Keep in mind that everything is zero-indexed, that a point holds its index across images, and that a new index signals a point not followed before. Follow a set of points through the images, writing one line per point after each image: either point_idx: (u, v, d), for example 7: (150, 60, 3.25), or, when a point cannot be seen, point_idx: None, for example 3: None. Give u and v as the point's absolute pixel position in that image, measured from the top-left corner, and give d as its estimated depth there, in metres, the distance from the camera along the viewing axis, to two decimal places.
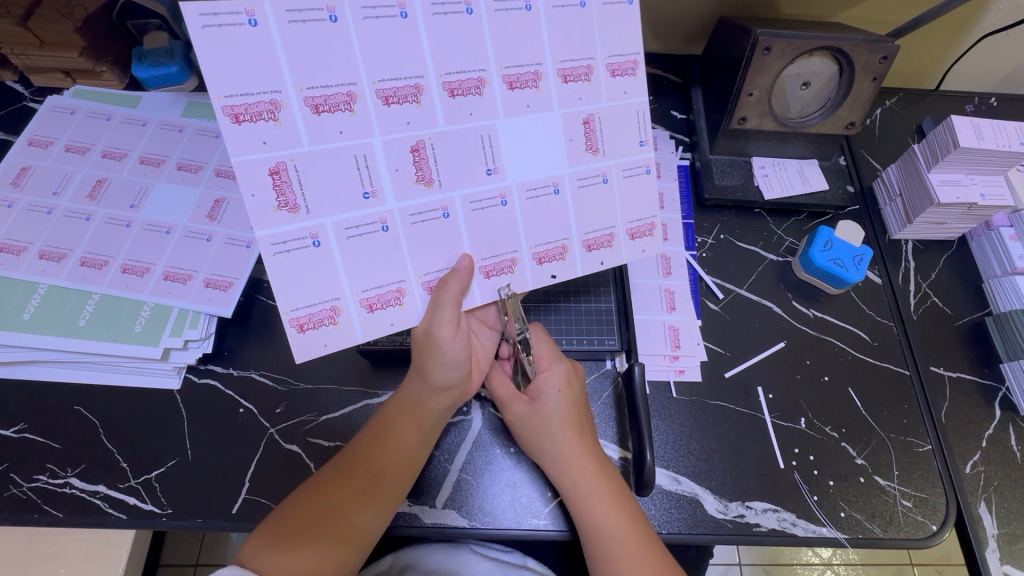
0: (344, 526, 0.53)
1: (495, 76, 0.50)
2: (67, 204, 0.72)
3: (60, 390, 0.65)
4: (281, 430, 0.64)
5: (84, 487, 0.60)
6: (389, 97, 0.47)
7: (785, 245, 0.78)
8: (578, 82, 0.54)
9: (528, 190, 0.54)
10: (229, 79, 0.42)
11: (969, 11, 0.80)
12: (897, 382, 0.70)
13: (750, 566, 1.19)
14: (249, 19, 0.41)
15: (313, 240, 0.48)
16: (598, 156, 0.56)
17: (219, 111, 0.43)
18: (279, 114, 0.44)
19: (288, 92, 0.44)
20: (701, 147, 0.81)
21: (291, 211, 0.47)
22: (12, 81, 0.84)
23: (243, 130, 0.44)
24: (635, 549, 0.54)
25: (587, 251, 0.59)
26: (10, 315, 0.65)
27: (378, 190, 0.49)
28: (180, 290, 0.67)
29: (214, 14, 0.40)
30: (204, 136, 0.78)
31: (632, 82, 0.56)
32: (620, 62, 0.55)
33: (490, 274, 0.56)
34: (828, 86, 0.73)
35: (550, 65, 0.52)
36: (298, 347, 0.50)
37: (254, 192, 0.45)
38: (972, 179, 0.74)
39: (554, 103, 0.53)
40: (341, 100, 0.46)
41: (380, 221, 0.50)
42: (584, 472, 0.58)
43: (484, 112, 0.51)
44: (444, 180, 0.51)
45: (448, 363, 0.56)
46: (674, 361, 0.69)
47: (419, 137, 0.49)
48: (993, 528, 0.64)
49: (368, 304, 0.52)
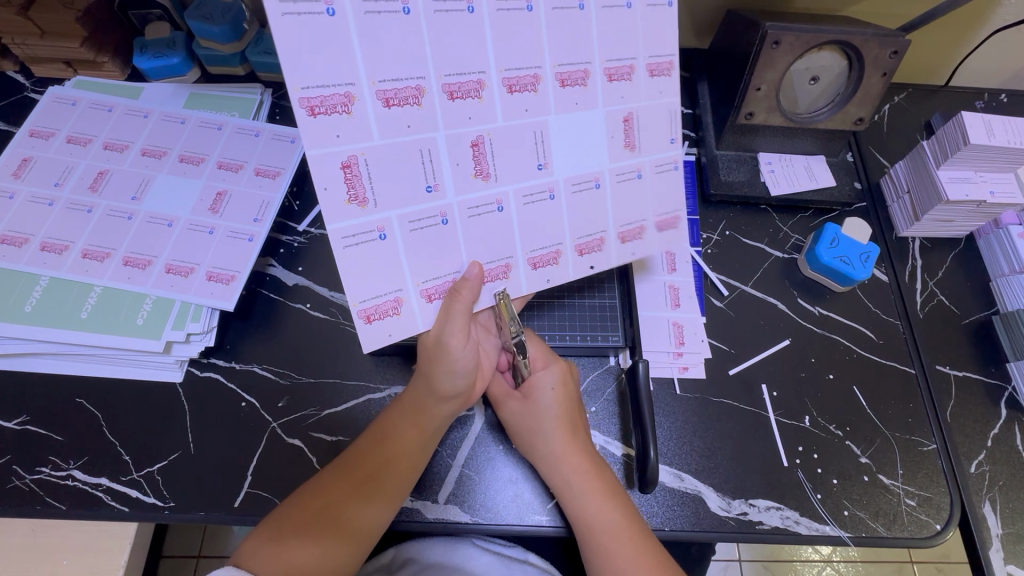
0: (341, 528, 0.52)
1: (549, 72, 0.51)
2: (68, 196, 0.71)
3: (62, 382, 0.65)
4: (282, 423, 0.64)
5: (86, 480, 0.60)
6: (454, 92, 0.48)
7: (791, 242, 0.78)
8: (622, 81, 0.54)
9: (572, 184, 0.56)
10: (308, 70, 0.42)
11: (982, 5, 0.79)
12: (904, 381, 0.70)
13: (750, 563, 1.19)
14: (327, 9, 0.42)
15: (380, 234, 0.50)
16: (636, 153, 0.57)
17: (297, 103, 0.43)
18: (352, 107, 0.45)
19: (362, 85, 0.45)
20: (708, 142, 0.80)
21: (360, 205, 0.48)
22: (13, 72, 0.83)
23: (318, 123, 0.44)
24: (629, 542, 0.54)
25: (621, 243, 0.60)
26: (13, 307, 0.64)
27: (440, 184, 0.50)
28: (182, 283, 0.67)
29: (294, 4, 0.41)
30: (206, 127, 0.77)
31: (667, 82, 0.57)
32: (658, 62, 0.55)
33: (537, 265, 0.58)
34: (837, 82, 0.72)
35: (597, 64, 0.53)
36: (368, 339, 0.52)
37: (326, 185, 0.46)
38: (982, 176, 0.73)
39: (599, 101, 0.54)
40: (409, 94, 0.47)
41: (441, 214, 0.51)
42: (574, 467, 0.57)
43: (538, 109, 0.52)
44: (501, 175, 0.53)
45: (456, 371, 0.56)
46: (678, 357, 0.69)
47: (480, 132, 0.50)
48: (997, 528, 0.64)
49: (428, 294, 0.54)
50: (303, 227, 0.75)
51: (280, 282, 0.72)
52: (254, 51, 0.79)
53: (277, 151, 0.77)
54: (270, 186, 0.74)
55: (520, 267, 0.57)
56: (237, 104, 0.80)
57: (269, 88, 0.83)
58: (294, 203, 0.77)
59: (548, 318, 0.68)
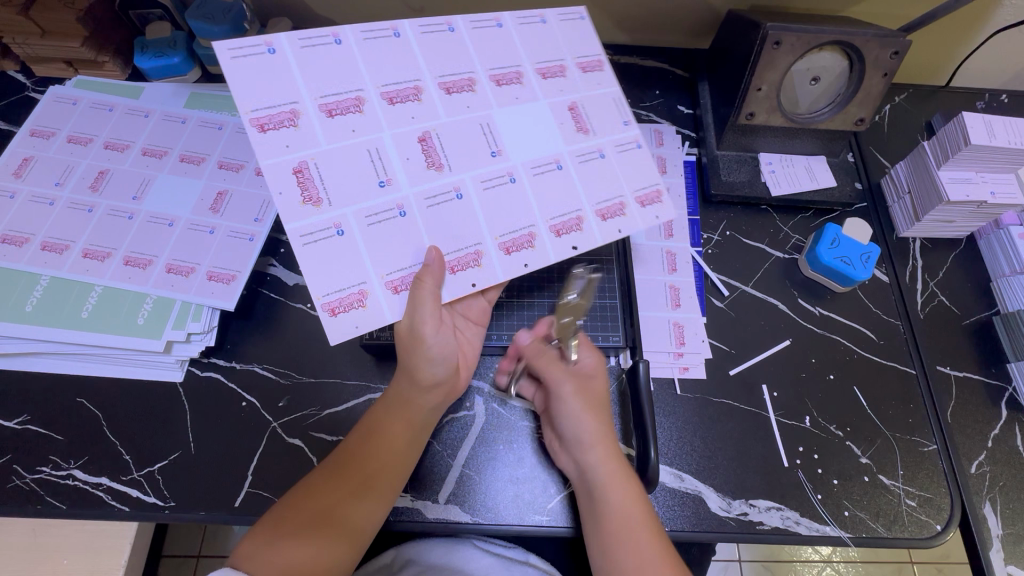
0: (338, 529, 0.52)
1: (481, 76, 0.58)
2: (69, 196, 0.71)
3: (62, 382, 0.65)
4: (283, 423, 0.64)
5: (86, 479, 0.60)
6: (393, 98, 0.55)
7: (792, 242, 0.78)
8: (556, 78, 0.61)
9: (532, 167, 0.57)
10: (257, 95, 0.51)
11: (983, 6, 0.79)
12: (903, 381, 0.70)
13: (750, 563, 1.19)
14: (269, 49, 0.52)
15: (337, 230, 0.51)
16: (590, 135, 0.60)
17: (249, 123, 0.50)
18: (298, 120, 0.51)
19: (305, 102, 0.52)
20: (708, 142, 0.80)
21: (315, 204, 0.51)
22: (14, 71, 0.83)
23: (268, 137, 0.50)
24: (647, 536, 0.54)
25: (601, 221, 0.58)
26: (13, 307, 0.65)
27: (392, 177, 0.53)
28: (183, 283, 0.67)
29: (240, 48, 0.51)
30: (207, 127, 0.77)
31: (602, 75, 0.63)
32: (585, 60, 0.63)
33: (510, 250, 0.55)
34: (838, 82, 0.72)
35: (527, 66, 0.60)
36: (332, 331, 0.49)
37: (281, 190, 0.50)
38: (983, 177, 0.73)
39: (538, 95, 0.60)
40: (350, 103, 0.53)
41: (398, 207, 0.53)
42: (603, 458, 0.58)
43: (478, 106, 0.57)
44: (453, 164, 0.55)
45: (434, 358, 0.55)
46: (679, 358, 0.69)
47: (425, 129, 0.55)
48: (997, 528, 0.64)
49: (394, 285, 0.52)
50: None
51: (280, 281, 0.72)
52: None
53: None
54: None
55: (492, 254, 0.55)
56: (238, 104, 0.80)
57: None
58: None
59: (519, 316, 0.68)
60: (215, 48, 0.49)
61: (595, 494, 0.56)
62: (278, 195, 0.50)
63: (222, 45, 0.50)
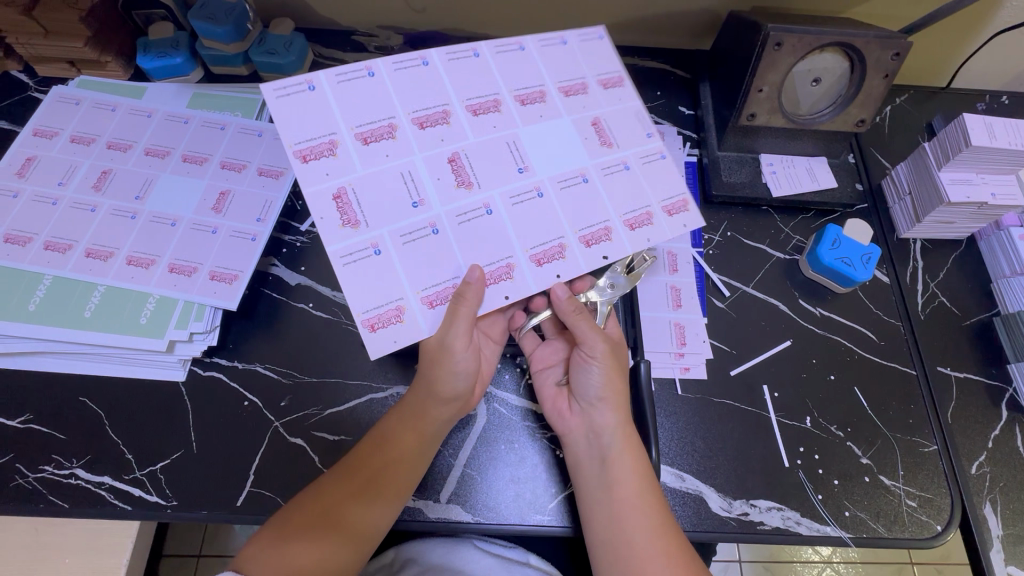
0: (345, 531, 0.53)
1: (507, 97, 0.60)
2: (72, 195, 0.72)
3: (64, 381, 0.65)
4: (285, 423, 0.64)
5: (89, 478, 0.60)
6: (423, 123, 0.57)
7: (793, 243, 0.78)
8: (579, 95, 0.61)
9: (559, 182, 0.58)
10: (300, 130, 0.53)
11: (984, 8, 0.79)
12: (904, 382, 0.70)
13: (750, 564, 1.20)
14: (310, 88, 0.55)
15: (375, 250, 0.54)
16: (613, 149, 0.60)
17: (292, 156, 0.53)
18: (337, 150, 0.54)
19: (342, 132, 0.54)
20: (709, 143, 0.80)
21: (353, 226, 0.53)
22: (17, 71, 0.83)
23: (310, 167, 0.53)
24: (650, 512, 0.55)
25: (630, 231, 0.58)
26: (16, 306, 0.65)
27: (424, 199, 0.55)
28: (186, 282, 0.67)
29: (285, 89, 0.54)
30: (210, 127, 0.78)
31: (622, 91, 0.63)
32: (608, 77, 0.63)
33: (541, 262, 0.56)
34: (838, 83, 0.73)
35: (551, 85, 0.61)
36: (372, 346, 0.53)
37: (323, 215, 0.53)
38: (983, 178, 0.73)
39: (563, 111, 0.60)
40: (384, 131, 0.55)
41: (431, 225, 0.55)
42: (620, 435, 0.59)
43: (504, 124, 0.58)
44: (482, 181, 0.57)
45: (459, 373, 0.57)
46: (680, 358, 0.69)
47: (454, 150, 0.57)
48: (997, 529, 0.64)
49: (429, 300, 0.54)
50: (305, 227, 0.75)
51: (282, 281, 0.72)
52: (258, 51, 0.80)
53: (279, 151, 0.77)
54: (273, 186, 0.74)
55: (523, 266, 0.56)
56: (241, 104, 0.80)
57: None
58: (296, 203, 0.77)
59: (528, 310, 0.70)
60: (262, 91, 0.52)
61: (607, 466, 0.57)
62: (320, 220, 0.53)
63: (268, 88, 0.53)
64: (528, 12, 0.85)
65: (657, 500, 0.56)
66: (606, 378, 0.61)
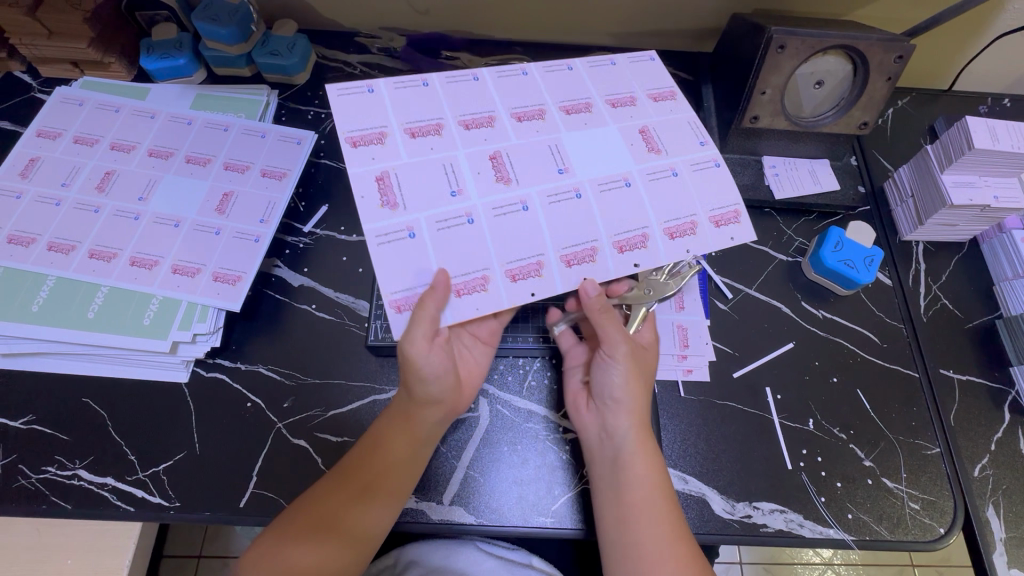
0: (344, 534, 0.53)
1: (552, 107, 0.60)
2: (75, 196, 0.72)
3: (67, 381, 0.65)
4: (288, 424, 0.64)
5: (92, 479, 0.60)
6: (469, 125, 0.58)
7: (795, 245, 0.78)
8: (626, 107, 0.62)
9: (598, 185, 0.57)
10: (355, 121, 0.55)
11: (986, 11, 0.79)
12: (907, 384, 0.70)
13: (751, 565, 1.20)
14: (369, 89, 0.57)
15: (410, 233, 0.53)
16: (661, 155, 0.60)
17: (343, 142, 0.55)
18: (386, 140, 0.55)
19: (393, 126, 0.56)
20: (712, 145, 0.80)
21: (391, 209, 0.53)
22: (20, 72, 0.83)
23: (358, 152, 0.54)
24: (658, 518, 0.55)
25: (668, 239, 0.56)
26: (19, 307, 0.65)
27: (463, 189, 0.55)
28: (189, 284, 0.67)
29: (347, 88, 0.56)
30: (213, 128, 0.78)
31: (673, 105, 0.64)
32: (659, 91, 0.64)
33: (571, 263, 0.55)
34: (841, 85, 0.73)
35: (598, 98, 0.62)
36: (396, 327, 0.51)
37: (363, 195, 0.53)
38: (986, 180, 0.73)
39: (608, 121, 0.61)
40: (431, 129, 0.57)
41: (466, 215, 0.54)
42: (631, 438, 0.58)
43: (548, 130, 0.59)
44: (521, 179, 0.56)
45: (428, 378, 0.55)
46: (683, 360, 0.69)
47: (496, 148, 0.57)
48: (1001, 532, 0.64)
49: (456, 290, 0.53)
50: (308, 228, 0.75)
51: (286, 282, 0.72)
52: (261, 52, 0.80)
53: (284, 152, 0.77)
54: (277, 187, 0.74)
55: (553, 265, 0.54)
56: (244, 105, 0.80)
57: (275, 88, 0.84)
58: (299, 204, 0.77)
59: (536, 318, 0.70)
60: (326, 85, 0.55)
61: (618, 469, 0.57)
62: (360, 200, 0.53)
63: (331, 84, 0.56)
64: (529, 13, 0.85)
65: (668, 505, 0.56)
66: (627, 379, 0.59)
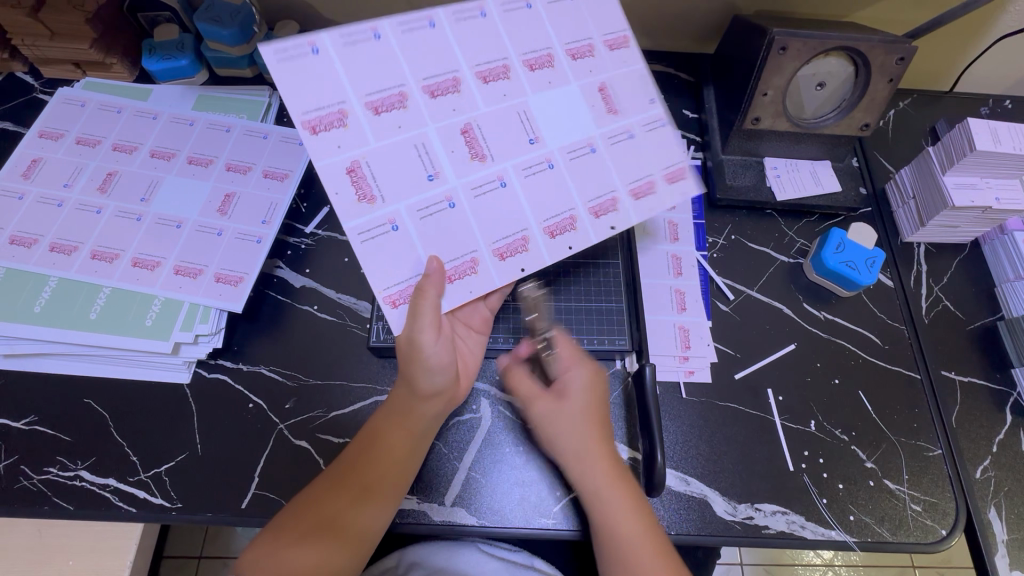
0: (343, 534, 0.53)
1: (516, 62, 0.58)
2: (77, 197, 0.72)
3: (69, 382, 0.65)
4: (290, 425, 0.64)
5: (94, 480, 0.60)
6: (434, 91, 0.55)
7: (797, 247, 0.78)
8: (586, 58, 0.61)
9: (568, 152, 0.59)
10: (306, 99, 0.51)
11: (988, 12, 0.79)
12: (908, 385, 0.70)
13: (752, 566, 1.19)
14: (312, 49, 0.51)
15: (392, 226, 0.53)
16: (620, 116, 0.61)
17: (300, 126, 0.51)
18: (347, 120, 0.52)
19: (352, 101, 0.52)
20: (714, 147, 0.80)
21: (369, 202, 0.53)
22: (22, 72, 0.84)
23: (320, 139, 0.52)
24: (652, 548, 0.54)
25: (635, 200, 0.59)
26: (21, 308, 0.65)
27: (440, 171, 0.55)
28: (191, 285, 0.67)
29: (285, 50, 0.51)
30: (215, 129, 0.78)
31: (627, 52, 0.62)
32: (614, 37, 0.62)
33: (555, 234, 0.57)
34: (843, 87, 0.73)
35: (558, 48, 0.60)
36: (392, 322, 0.53)
37: (337, 191, 0.52)
38: (988, 182, 0.73)
39: (570, 78, 0.60)
40: (394, 99, 0.54)
41: (447, 198, 0.55)
42: (602, 472, 0.57)
43: (515, 92, 0.58)
44: (495, 153, 0.56)
45: (433, 369, 0.54)
46: (684, 361, 0.69)
47: (466, 120, 0.56)
48: (1003, 534, 0.64)
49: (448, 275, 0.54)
50: (310, 229, 0.75)
51: (287, 283, 0.72)
52: None
53: (286, 153, 0.77)
54: (278, 188, 0.74)
55: (538, 238, 0.57)
56: (247, 106, 0.81)
57: (277, 89, 0.84)
58: (301, 205, 0.77)
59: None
60: (262, 55, 0.49)
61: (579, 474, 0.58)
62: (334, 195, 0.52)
63: (267, 50, 0.50)
64: None
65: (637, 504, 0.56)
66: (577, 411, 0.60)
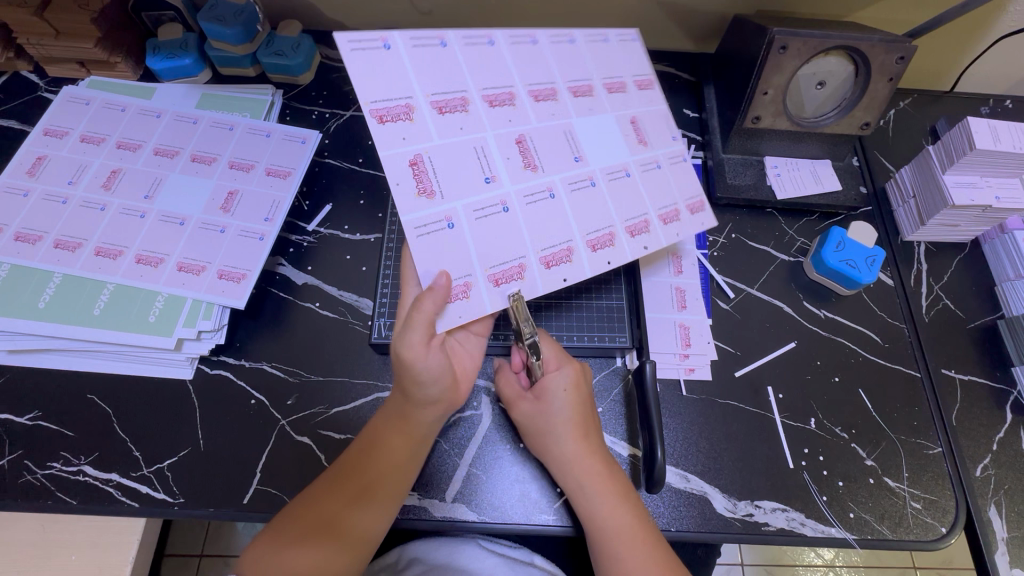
0: (340, 538, 0.53)
1: (563, 87, 0.60)
2: (82, 194, 0.72)
3: (73, 378, 0.65)
4: (291, 421, 0.64)
5: (97, 475, 0.61)
6: (492, 101, 0.56)
7: (797, 245, 0.78)
8: (620, 92, 0.63)
9: (608, 173, 0.60)
10: (375, 89, 0.51)
11: (988, 12, 0.80)
12: (908, 384, 0.70)
13: (752, 566, 1.19)
14: (384, 45, 0.52)
15: (448, 223, 0.52)
16: (648, 147, 0.63)
17: (367, 113, 0.50)
18: (413, 115, 0.52)
19: (418, 97, 0.53)
20: (714, 146, 0.81)
21: (428, 197, 0.52)
22: (27, 71, 0.84)
23: (386, 129, 0.51)
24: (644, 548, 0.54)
25: (663, 225, 0.61)
26: (26, 304, 0.65)
27: (496, 176, 0.55)
28: (193, 282, 0.68)
29: (359, 41, 0.51)
30: (218, 127, 0.78)
31: (654, 93, 0.65)
32: (643, 78, 0.65)
33: (596, 248, 0.58)
34: (843, 86, 0.73)
35: (598, 81, 0.63)
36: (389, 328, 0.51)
37: (398, 181, 0.51)
38: (987, 181, 0.73)
39: (608, 108, 0.62)
40: (457, 103, 0.54)
41: (501, 203, 0.54)
42: (589, 471, 0.58)
43: (561, 113, 0.59)
44: (546, 165, 0.57)
45: (424, 381, 0.54)
46: (685, 359, 0.69)
47: (521, 131, 0.57)
48: (1003, 531, 0.64)
49: (496, 279, 0.54)
50: (313, 227, 0.76)
51: (289, 281, 0.73)
52: (265, 53, 0.81)
53: (289, 152, 0.77)
54: (281, 186, 0.75)
55: (582, 250, 0.57)
56: (249, 105, 0.81)
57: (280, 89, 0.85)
58: (303, 203, 0.77)
59: (558, 318, 0.69)
60: (338, 39, 0.49)
61: (566, 470, 0.58)
62: (394, 185, 0.51)
63: (343, 36, 0.50)
64: (530, 13, 0.86)
65: (625, 495, 0.57)
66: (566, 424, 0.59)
